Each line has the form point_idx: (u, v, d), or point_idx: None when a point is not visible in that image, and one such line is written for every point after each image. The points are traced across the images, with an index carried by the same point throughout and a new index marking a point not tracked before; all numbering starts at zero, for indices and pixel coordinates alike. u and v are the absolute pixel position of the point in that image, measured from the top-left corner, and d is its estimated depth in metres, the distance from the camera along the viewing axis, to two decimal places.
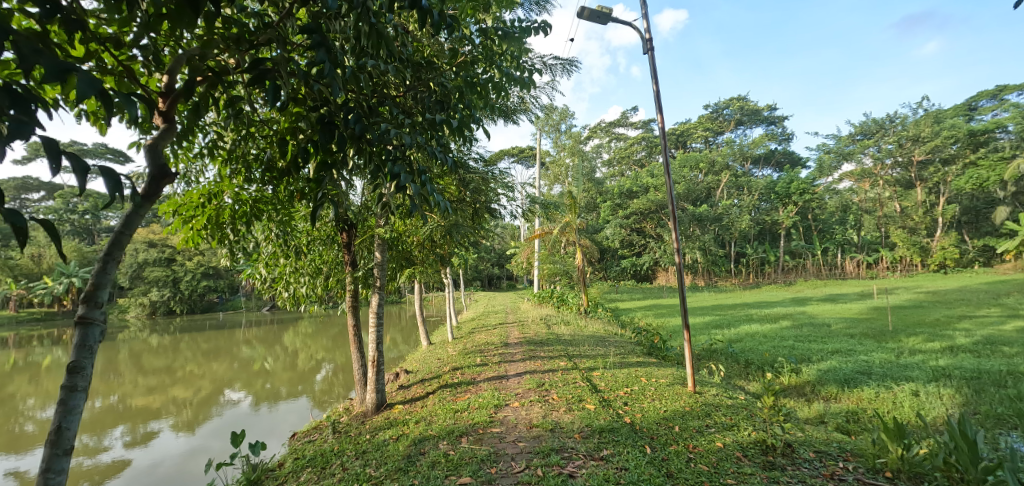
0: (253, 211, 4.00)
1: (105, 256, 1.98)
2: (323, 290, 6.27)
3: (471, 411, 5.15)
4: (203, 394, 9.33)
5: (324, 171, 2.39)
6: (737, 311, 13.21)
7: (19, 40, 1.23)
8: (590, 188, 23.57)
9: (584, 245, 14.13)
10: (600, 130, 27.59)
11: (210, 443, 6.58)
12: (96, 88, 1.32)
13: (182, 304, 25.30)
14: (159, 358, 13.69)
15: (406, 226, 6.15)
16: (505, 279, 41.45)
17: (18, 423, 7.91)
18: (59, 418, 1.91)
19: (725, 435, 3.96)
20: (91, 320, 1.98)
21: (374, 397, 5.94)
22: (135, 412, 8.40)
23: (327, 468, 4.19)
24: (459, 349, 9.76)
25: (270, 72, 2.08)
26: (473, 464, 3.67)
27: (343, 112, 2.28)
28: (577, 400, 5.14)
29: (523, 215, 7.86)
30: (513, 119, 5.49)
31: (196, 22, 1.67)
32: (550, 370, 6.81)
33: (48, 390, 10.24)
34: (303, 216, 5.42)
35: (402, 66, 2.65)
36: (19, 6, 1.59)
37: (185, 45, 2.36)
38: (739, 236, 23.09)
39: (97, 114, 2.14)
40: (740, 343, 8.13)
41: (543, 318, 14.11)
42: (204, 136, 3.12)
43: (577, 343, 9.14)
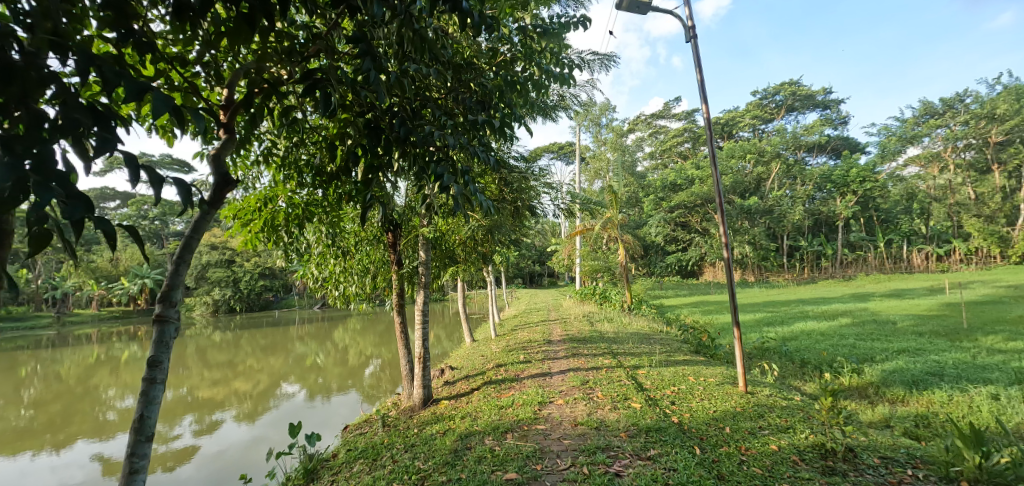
0: (305, 214, 4.20)
1: (177, 258, 2.14)
2: (371, 288, 6.49)
3: (516, 408, 5.20)
4: (261, 388, 9.85)
5: (372, 174, 2.47)
6: (790, 307, 12.65)
7: (103, 64, 1.34)
8: (632, 183, 23.23)
9: (626, 241, 13.94)
10: (641, 122, 27.16)
11: (269, 433, 6.95)
12: (168, 104, 1.41)
13: (241, 303, 26.82)
14: (222, 353, 14.57)
15: (449, 225, 6.27)
16: (546, 277, 41.48)
17: (102, 412, 8.64)
18: (141, 408, 2.09)
19: (780, 437, 3.82)
20: (167, 319, 2.13)
21: (421, 393, 6.08)
22: (202, 402, 8.98)
23: (378, 460, 4.34)
24: (502, 346, 9.86)
25: (321, 81, 2.17)
26: (518, 460, 3.71)
27: (388, 117, 2.35)
28: (623, 398, 5.09)
29: (564, 211, 7.85)
30: (552, 116, 5.47)
31: (252, 37, 1.76)
32: (594, 368, 6.75)
33: (128, 381, 11.12)
34: (352, 217, 5.64)
35: (443, 68, 2.69)
36: (97, 32, 1.73)
37: (241, 60, 2.50)
38: (792, 228, 22.06)
39: (167, 128, 2.31)
40: (795, 341, 7.80)
41: (586, 315, 14.02)
42: (259, 145, 3.29)
43: (621, 340, 9.04)
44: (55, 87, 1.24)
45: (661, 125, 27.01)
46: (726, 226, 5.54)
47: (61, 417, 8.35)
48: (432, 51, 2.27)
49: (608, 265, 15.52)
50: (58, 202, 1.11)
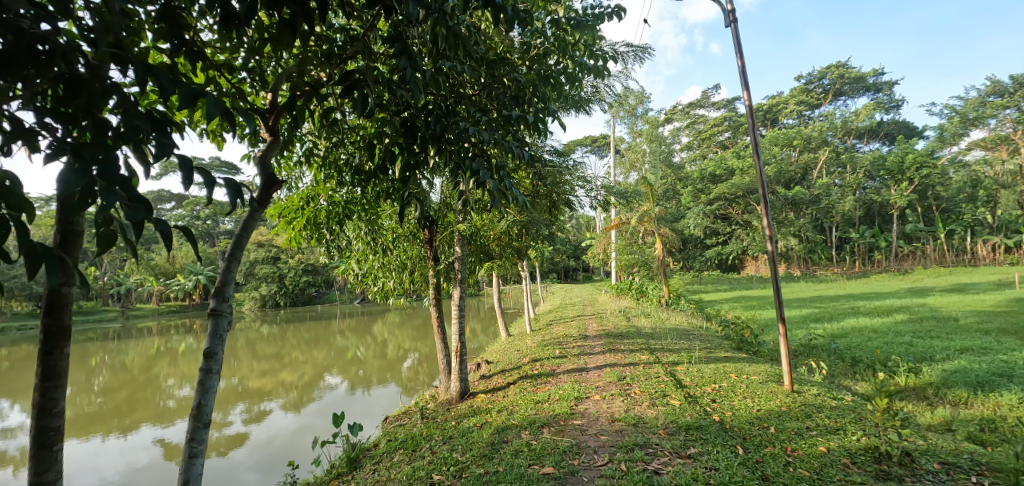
0: (345, 212, 4.32)
1: (228, 256, 2.24)
2: (409, 284, 6.62)
3: (552, 403, 5.20)
4: (306, 379, 10.24)
5: (408, 171, 2.51)
6: (840, 303, 12.07)
7: (160, 74, 1.42)
8: (669, 175, 22.76)
9: (664, 235, 13.68)
10: (678, 112, 26.55)
11: (314, 422, 7.22)
12: (219, 110, 1.48)
13: (286, 297, 27.89)
14: (270, 345, 15.23)
15: (484, 220, 6.31)
16: (581, 271, 41.25)
17: (163, 400, 9.20)
18: (199, 396, 2.21)
19: (829, 439, 3.67)
20: (220, 312, 2.26)
21: (458, 386, 6.17)
22: (253, 392, 9.42)
23: (417, 451, 4.44)
24: (538, 341, 9.87)
25: (358, 81, 2.22)
26: (555, 455, 3.72)
27: (424, 115, 2.39)
28: (661, 395, 5.01)
29: (599, 205, 7.76)
30: (586, 109, 5.41)
31: (293, 42, 1.82)
32: (632, 364, 6.67)
33: (185, 372, 11.80)
34: (389, 215, 5.77)
35: (476, 65, 2.70)
36: (153, 44, 1.83)
37: (284, 65, 2.58)
38: (841, 219, 21.04)
39: (217, 133, 2.42)
40: (846, 338, 7.47)
41: (623, 310, 13.86)
42: (301, 146, 3.41)
43: (659, 336, 8.91)
44: (116, 97, 1.31)
45: (699, 114, 26.33)
46: (769, 217, 5.35)
47: (127, 403, 8.95)
48: (466, 48, 2.28)
49: (645, 259, 15.28)
50: (122, 205, 1.18)
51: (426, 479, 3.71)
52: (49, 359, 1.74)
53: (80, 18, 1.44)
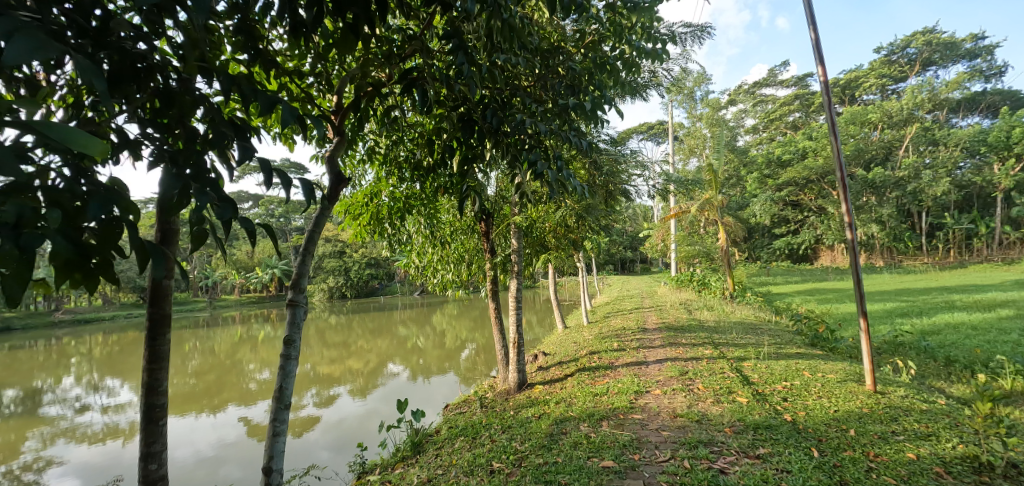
0: (405, 207, 4.46)
1: (303, 249, 2.39)
2: (466, 276, 6.73)
3: (611, 396, 5.15)
4: (371, 367, 10.72)
5: (466, 165, 2.56)
6: (932, 296, 11.03)
7: (241, 83, 1.54)
8: (733, 160, 21.74)
9: (727, 223, 13.10)
10: (742, 93, 25.24)
11: (380, 407, 7.56)
12: (293, 115, 1.57)
13: (352, 289, 29.29)
14: (338, 334, 16.10)
15: (540, 213, 6.31)
16: (638, 263, 40.47)
17: (246, 382, 9.99)
18: (280, 380, 2.38)
19: (918, 445, 3.39)
20: (298, 303, 2.41)
21: (516, 377, 6.24)
22: (324, 377, 10.01)
23: (477, 438, 4.55)
24: (595, 334, 9.79)
25: (417, 79, 2.27)
26: (615, 449, 3.68)
27: (480, 109, 2.41)
28: (726, 391, 4.83)
29: (658, 194, 7.54)
30: (643, 95, 5.25)
31: (356, 45, 1.88)
32: (694, 359, 6.47)
33: (264, 357, 12.73)
34: (447, 209, 5.90)
35: (531, 56, 2.69)
36: (232, 55, 1.96)
37: (347, 68, 2.69)
38: (931, 204, 19.18)
39: (288, 136, 2.57)
40: (938, 336, 6.81)
41: (683, 303, 13.44)
42: (363, 145, 3.56)
43: (723, 330, 8.57)
44: (205, 107, 1.43)
45: (766, 95, 24.88)
46: (848, 202, 4.96)
47: (215, 385, 9.78)
48: (521, 39, 2.27)
49: (707, 250, 14.70)
50: (212, 205, 1.27)
51: (487, 466, 3.79)
52: (154, 344, 1.93)
53: (169, 37, 1.58)
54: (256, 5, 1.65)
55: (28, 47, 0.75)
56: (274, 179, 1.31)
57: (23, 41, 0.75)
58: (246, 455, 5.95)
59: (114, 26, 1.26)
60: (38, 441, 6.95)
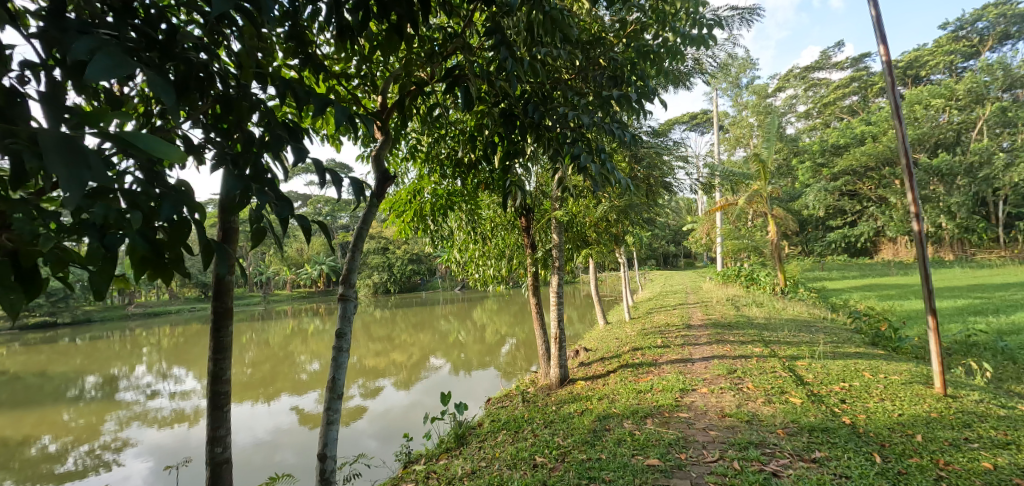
0: (447, 203, 4.53)
1: (352, 246, 2.48)
2: (507, 271, 6.75)
3: (655, 393, 5.07)
4: (414, 360, 10.97)
5: (508, 160, 2.56)
6: (1009, 292, 10.18)
7: (295, 87, 1.60)
8: (783, 149, 20.75)
9: (777, 215, 12.56)
10: (793, 78, 24.01)
11: (424, 399, 7.74)
12: (344, 115, 1.62)
13: (396, 284, 30.06)
14: (383, 328, 16.59)
15: (581, 207, 6.26)
16: (681, 257, 39.50)
17: (298, 373, 10.48)
18: (333, 371, 2.48)
19: (995, 454, 3.15)
20: (348, 297, 2.50)
21: (558, 372, 6.22)
22: (370, 369, 10.35)
23: (520, 432, 4.59)
24: (638, 329, 9.64)
25: (460, 75, 2.28)
26: (661, 447, 3.62)
27: (521, 104, 2.40)
28: (779, 391, 4.64)
29: (703, 186, 7.33)
30: (686, 84, 5.10)
31: (399, 44, 1.91)
32: (743, 357, 6.26)
33: (314, 349, 13.28)
34: (488, 205, 5.95)
35: (573, 48, 2.65)
36: (285, 61, 2.04)
37: (390, 68, 2.74)
38: (1008, 192, 17.66)
39: (336, 137, 2.66)
40: (1017, 336, 6.29)
41: (731, 299, 13.00)
42: (406, 143, 3.65)
43: (774, 327, 8.24)
44: (263, 112, 1.49)
45: (819, 78, 23.57)
46: (914, 191, 4.64)
47: (270, 375, 10.28)
48: (562, 31, 2.24)
49: (755, 243, 14.14)
50: (272, 204, 1.32)
51: (530, 460, 3.81)
52: (218, 335, 2.06)
53: (227, 46, 1.65)
54: (306, 10, 1.70)
55: (112, 60, 0.81)
56: (329, 178, 1.35)
57: (104, 55, 0.81)
58: (299, 442, 6.23)
59: (178, 37, 1.33)
60: (115, 423, 7.53)
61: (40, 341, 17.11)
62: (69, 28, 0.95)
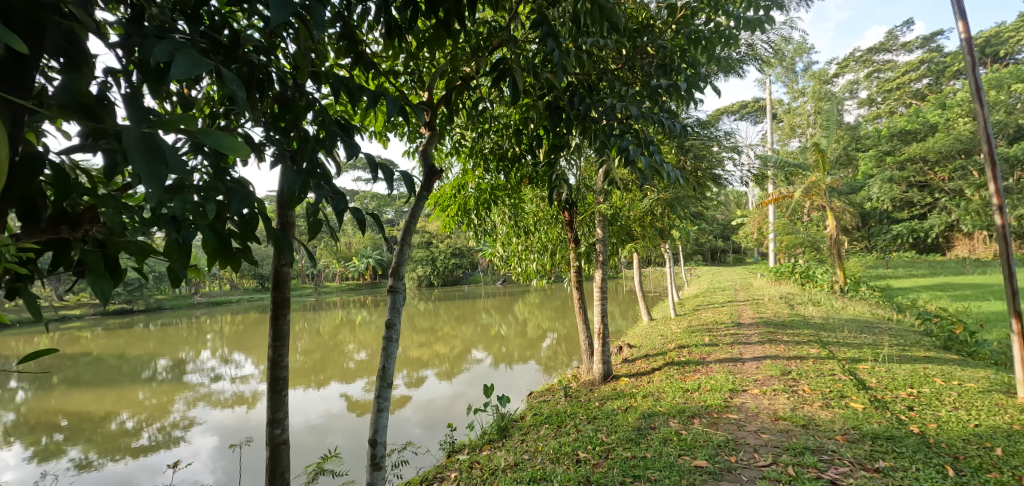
0: (491, 197, 4.55)
1: (402, 240, 2.54)
2: (550, 266, 6.71)
3: (703, 393, 4.93)
4: (457, 352, 11.15)
5: (553, 154, 2.54)
6: None
7: (349, 83, 1.65)
8: (843, 137, 19.57)
9: (837, 208, 11.87)
10: (854, 62, 22.56)
11: (467, 391, 7.87)
12: (396, 110, 1.66)
13: (439, 277, 30.65)
14: (426, 320, 16.96)
15: (626, 201, 6.13)
16: (730, 253, 38.13)
17: (347, 362, 10.88)
18: (382, 361, 2.56)
19: None
20: (398, 289, 2.57)
21: (601, 368, 6.17)
22: (415, 360, 10.61)
23: (562, 427, 4.58)
24: (684, 327, 9.40)
25: (507, 68, 2.27)
26: (709, 448, 3.52)
27: (567, 96, 2.36)
28: (838, 395, 4.41)
29: (754, 179, 7.02)
30: (738, 71, 4.86)
31: (446, 38, 1.90)
32: (798, 358, 5.97)
33: (361, 339, 13.75)
34: (530, 199, 5.93)
35: (620, 38, 2.58)
36: (338, 62, 2.11)
37: (436, 63, 2.78)
38: None
39: (384, 133, 2.73)
40: None
41: (783, 297, 12.45)
42: (451, 139, 3.70)
43: (832, 327, 7.81)
44: (319, 110, 1.55)
45: (884, 61, 22.03)
46: (996, 181, 4.24)
47: (321, 363, 10.74)
48: (610, 20, 2.18)
49: (812, 239, 13.42)
50: (329, 198, 1.37)
51: (573, 455, 3.80)
52: (277, 323, 2.17)
53: (284, 48, 1.71)
54: (360, 9, 1.74)
55: (188, 60, 0.85)
56: (382, 172, 1.38)
57: (181, 56, 0.85)
58: (349, 427, 6.47)
59: (241, 40, 1.39)
60: (183, 403, 8.10)
61: (119, 327, 18.64)
62: (149, 33, 1.00)
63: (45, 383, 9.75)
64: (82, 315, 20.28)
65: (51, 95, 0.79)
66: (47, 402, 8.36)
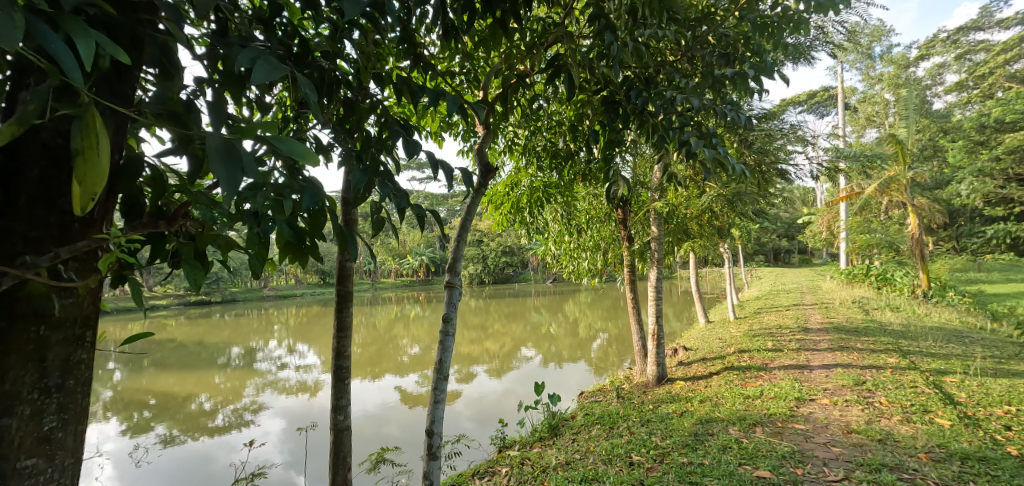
0: (543, 195, 4.53)
1: (457, 237, 2.59)
2: (603, 265, 6.52)
3: (766, 400, 4.69)
4: (507, 350, 11.24)
5: (609, 149, 2.48)
6: None
7: (411, 84, 1.69)
8: (928, 128, 17.93)
9: (919, 205, 10.91)
10: (940, 43, 20.58)
11: (518, 388, 7.92)
12: (456, 109, 1.70)
13: (491, 275, 30.97)
14: (477, 318, 17.20)
15: (682, 198, 5.94)
16: (795, 254, 36.05)
17: (402, 355, 11.24)
18: (438, 354, 2.62)
19: None
20: (454, 285, 2.62)
21: (655, 370, 6.00)
22: (466, 356, 10.80)
23: (615, 428, 4.51)
24: (744, 330, 9.00)
25: (563, 64, 2.24)
26: (773, 459, 3.35)
27: (624, 89, 2.30)
28: (921, 410, 4.05)
29: (823, 174, 6.59)
30: (807, 58, 4.57)
31: (502, 36, 1.91)
32: (874, 368, 5.55)
33: (414, 334, 14.15)
34: (583, 197, 5.87)
35: (680, 28, 2.47)
36: (398, 65, 2.17)
37: (491, 63, 2.80)
38: None
39: (439, 132, 2.79)
40: None
41: (856, 301, 11.62)
42: (505, 138, 3.74)
43: (914, 336, 7.20)
44: (382, 110, 1.60)
45: (977, 42, 19.96)
46: None
47: (377, 356, 11.15)
48: (669, 10, 2.09)
49: (890, 239, 12.42)
50: (392, 195, 1.41)
51: (626, 457, 3.73)
52: (341, 315, 2.28)
53: (348, 52, 1.78)
54: (421, 11, 1.78)
55: (264, 69, 0.90)
56: (442, 170, 1.41)
57: (261, 62, 0.90)
58: (403, 418, 6.68)
59: (311, 48, 1.45)
60: (253, 389, 8.66)
61: (198, 316, 20.24)
62: (232, 43, 1.07)
63: (136, 365, 10.73)
64: (167, 304, 22.14)
65: (149, 104, 0.87)
66: (138, 382, 9.19)
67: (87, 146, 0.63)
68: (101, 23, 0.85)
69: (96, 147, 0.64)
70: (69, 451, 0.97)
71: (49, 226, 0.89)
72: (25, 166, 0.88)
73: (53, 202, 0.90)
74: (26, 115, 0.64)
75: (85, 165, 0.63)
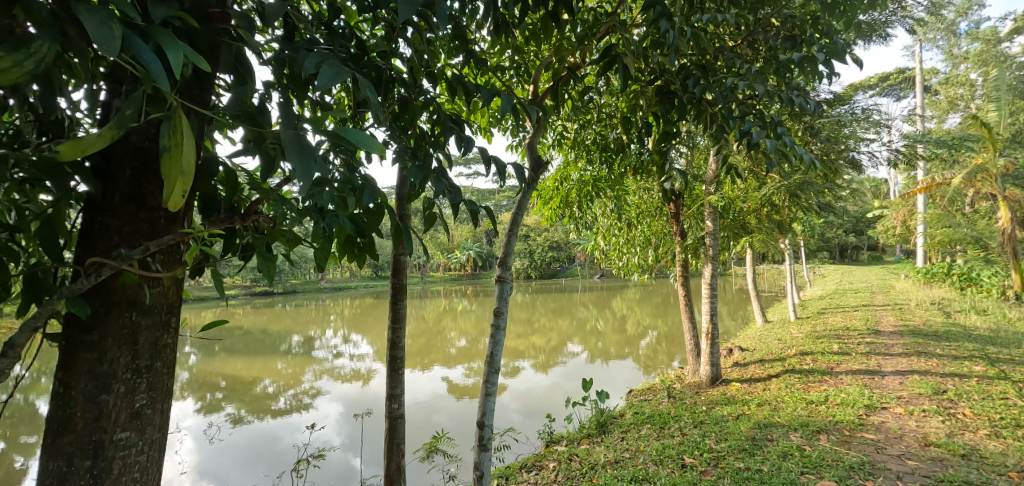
0: (593, 188, 4.45)
1: (507, 233, 2.59)
2: (653, 260, 6.33)
3: (832, 407, 4.42)
4: (553, 345, 11.21)
5: (664, 141, 2.39)
6: None
7: (465, 82, 1.70)
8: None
9: (1013, 197, 9.87)
10: None
11: (565, 384, 7.89)
12: (509, 106, 1.70)
13: (538, 269, 30.96)
14: (523, 313, 17.23)
15: (739, 191, 5.69)
16: (864, 250, 33.67)
17: (450, 347, 11.47)
18: (490, 348, 2.66)
19: None
20: (505, 279, 2.64)
21: (708, 371, 5.79)
22: (513, 350, 10.87)
23: (666, 428, 4.40)
24: (806, 331, 8.51)
25: (617, 54, 2.17)
26: (839, 469, 3.16)
27: (681, 77, 2.21)
28: (1013, 424, 3.69)
29: (897, 162, 6.09)
30: (883, 35, 4.22)
31: (553, 25, 1.87)
32: (956, 376, 5.11)
33: (462, 327, 14.38)
34: (633, 190, 5.73)
35: (742, 11, 2.34)
36: (450, 62, 2.18)
37: (541, 55, 2.76)
38: None
39: (489, 128, 2.80)
40: None
41: (935, 303, 10.70)
42: (554, 132, 3.70)
43: (1004, 342, 6.56)
44: (435, 108, 1.62)
45: None
46: None
47: (426, 348, 11.43)
48: None
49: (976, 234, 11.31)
50: (444, 190, 1.41)
51: (678, 459, 3.64)
52: (396, 307, 2.34)
53: (404, 51, 1.80)
54: (475, 5, 1.77)
55: (329, 72, 0.94)
56: (494, 165, 1.40)
57: (327, 65, 0.94)
58: (451, 408, 6.82)
59: (370, 48, 1.48)
60: (311, 375, 9.11)
61: (262, 305, 21.53)
62: (299, 47, 1.11)
63: (208, 350, 11.56)
64: (235, 294, 23.70)
65: (225, 106, 0.92)
66: (210, 365, 9.90)
67: (173, 146, 0.67)
68: (185, 34, 0.90)
69: (181, 146, 0.68)
70: (156, 426, 1.06)
71: (139, 221, 0.97)
72: (119, 167, 0.96)
73: (142, 199, 0.97)
74: (121, 119, 0.68)
75: (169, 163, 0.67)
